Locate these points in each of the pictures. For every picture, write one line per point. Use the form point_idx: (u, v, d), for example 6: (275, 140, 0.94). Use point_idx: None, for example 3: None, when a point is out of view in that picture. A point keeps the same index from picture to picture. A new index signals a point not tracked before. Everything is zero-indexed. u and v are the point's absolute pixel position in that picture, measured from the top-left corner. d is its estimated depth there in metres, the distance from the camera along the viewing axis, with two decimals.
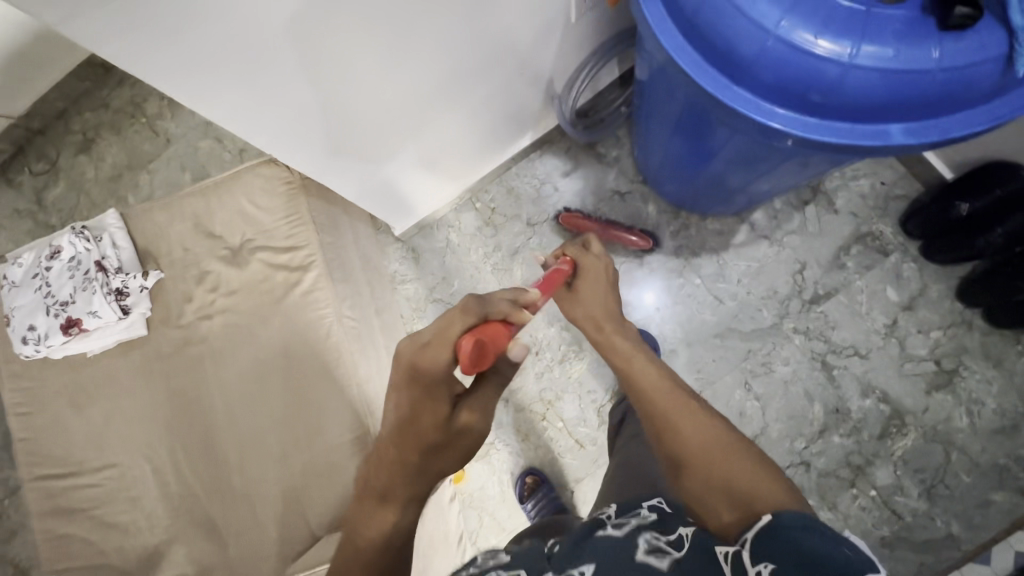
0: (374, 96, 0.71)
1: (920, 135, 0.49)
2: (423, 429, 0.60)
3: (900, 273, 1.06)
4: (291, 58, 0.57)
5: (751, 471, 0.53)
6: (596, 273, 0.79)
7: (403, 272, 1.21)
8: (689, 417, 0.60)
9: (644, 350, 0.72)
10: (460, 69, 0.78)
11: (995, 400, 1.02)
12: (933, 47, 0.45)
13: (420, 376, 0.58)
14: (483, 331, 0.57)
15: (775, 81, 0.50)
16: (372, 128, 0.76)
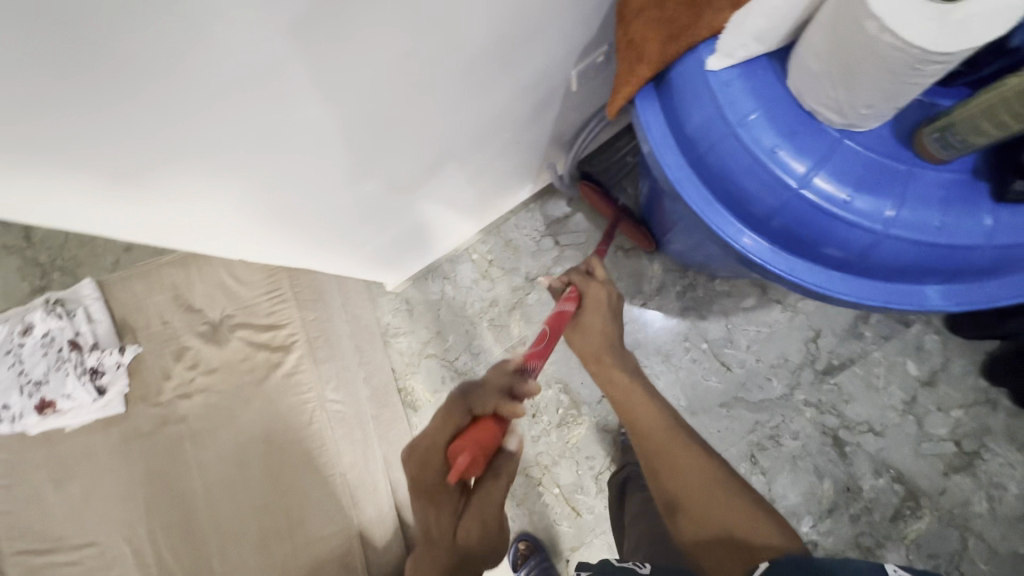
0: (356, 186, 0.65)
1: (961, 299, 0.43)
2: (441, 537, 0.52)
3: (921, 346, 1.00)
4: (264, 178, 0.52)
5: (752, 517, 0.58)
6: (598, 300, 0.76)
7: (395, 325, 1.17)
8: (683, 456, 0.64)
9: (640, 378, 0.74)
10: (449, 146, 0.72)
11: (1019, 485, 0.96)
12: (983, 216, 0.39)
13: (418, 485, 0.52)
14: (472, 436, 0.49)
15: (795, 234, 0.43)
16: (355, 210, 0.71)
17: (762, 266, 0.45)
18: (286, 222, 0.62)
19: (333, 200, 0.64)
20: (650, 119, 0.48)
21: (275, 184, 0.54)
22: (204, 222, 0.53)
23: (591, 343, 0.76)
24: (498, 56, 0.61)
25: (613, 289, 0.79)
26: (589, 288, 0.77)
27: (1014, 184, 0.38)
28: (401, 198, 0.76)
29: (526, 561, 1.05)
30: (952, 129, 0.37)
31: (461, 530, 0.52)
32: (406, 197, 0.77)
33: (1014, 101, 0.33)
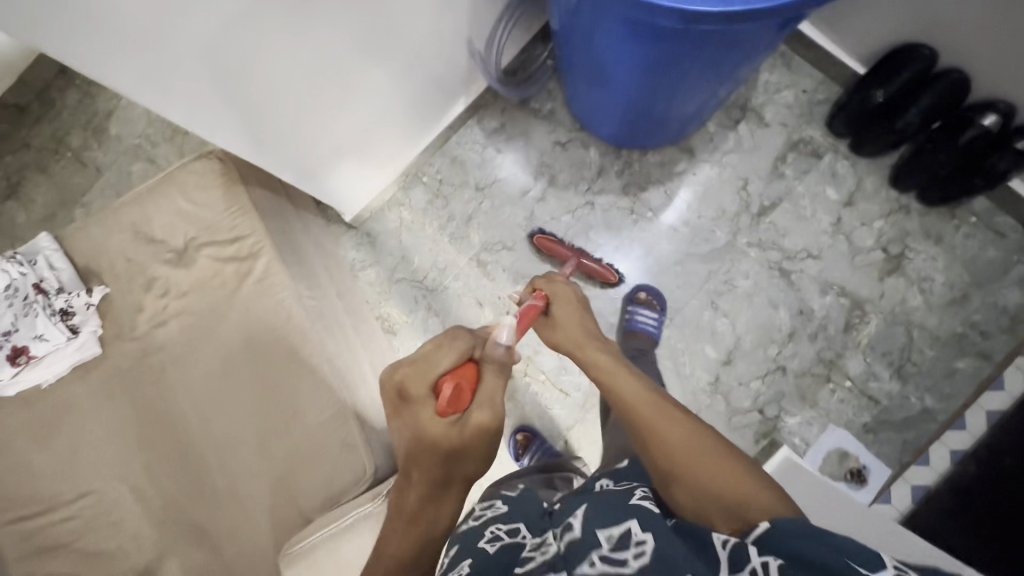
0: (302, 73, 0.75)
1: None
2: (432, 443, 0.58)
3: (835, 173, 1.11)
4: (218, 37, 0.62)
5: (745, 479, 0.53)
6: (566, 296, 0.82)
7: (361, 259, 1.21)
8: (667, 424, 0.60)
9: (625, 364, 0.72)
10: (380, 41, 0.82)
11: (943, 274, 1.07)
12: None
13: (404, 394, 0.60)
14: (457, 371, 0.60)
15: None
16: (309, 90, 0.78)
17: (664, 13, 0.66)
18: (245, 91, 0.70)
19: (284, 70, 0.72)
20: None
21: (228, 44, 0.64)
22: (168, 71, 0.61)
23: (563, 334, 0.78)
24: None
25: (576, 290, 0.87)
26: (555, 286, 0.83)
27: None
28: (347, 85, 0.83)
29: (527, 448, 1.09)
30: None
31: (456, 437, 0.58)
32: (353, 84, 0.84)
33: None
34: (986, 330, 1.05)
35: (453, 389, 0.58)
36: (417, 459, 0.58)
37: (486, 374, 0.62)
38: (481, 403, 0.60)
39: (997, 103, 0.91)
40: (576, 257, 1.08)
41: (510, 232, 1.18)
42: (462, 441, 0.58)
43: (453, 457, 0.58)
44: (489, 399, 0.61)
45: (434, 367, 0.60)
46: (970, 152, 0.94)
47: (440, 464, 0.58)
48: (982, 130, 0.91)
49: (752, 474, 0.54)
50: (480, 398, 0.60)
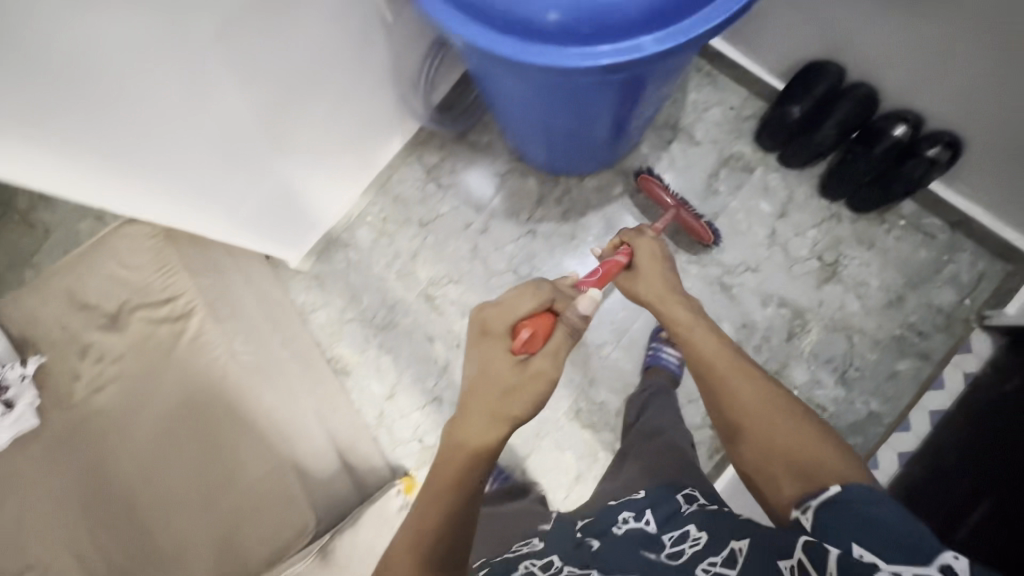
0: (220, 149, 0.79)
1: (668, 40, 0.54)
2: (502, 377, 0.64)
3: (767, 186, 1.13)
4: (115, 133, 0.65)
5: (820, 445, 0.59)
6: (651, 252, 0.88)
7: (311, 302, 1.21)
8: (749, 381, 0.68)
9: (704, 319, 0.79)
10: (294, 109, 0.86)
11: (878, 279, 1.09)
12: None
13: (483, 330, 0.67)
14: (535, 318, 0.67)
15: (516, 17, 0.54)
16: (228, 160, 0.81)
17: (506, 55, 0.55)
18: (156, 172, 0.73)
19: (196, 149, 0.75)
20: None
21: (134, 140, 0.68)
22: (68, 167, 0.65)
23: (645, 287, 0.86)
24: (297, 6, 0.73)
25: (661, 243, 0.92)
26: (641, 240, 0.90)
27: None
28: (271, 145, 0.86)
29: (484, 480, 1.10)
30: None
31: (519, 376, 0.63)
32: (277, 144, 0.87)
33: None
34: (923, 330, 1.07)
35: (529, 330, 0.65)
36: (483, 391, 0.63)
37: (557, 329, 0.67)
38: (546, 351, 0.65)
39: (907, 113, 0.93)
40: (678, 210, 1.04)
41: (456, 265, 1.19)
42: (526, 382, 0.64)
43: (508, 398, 0.63)
44: (554, 351, 0.66)
45: (518, 309, 0.67)
46: (885, 161, 0.97)
47: (501, 397, 0.63)
48: (893, 141, 0.93)
49: (831, 441, 0.60)
50: (546, 348, 0.65)
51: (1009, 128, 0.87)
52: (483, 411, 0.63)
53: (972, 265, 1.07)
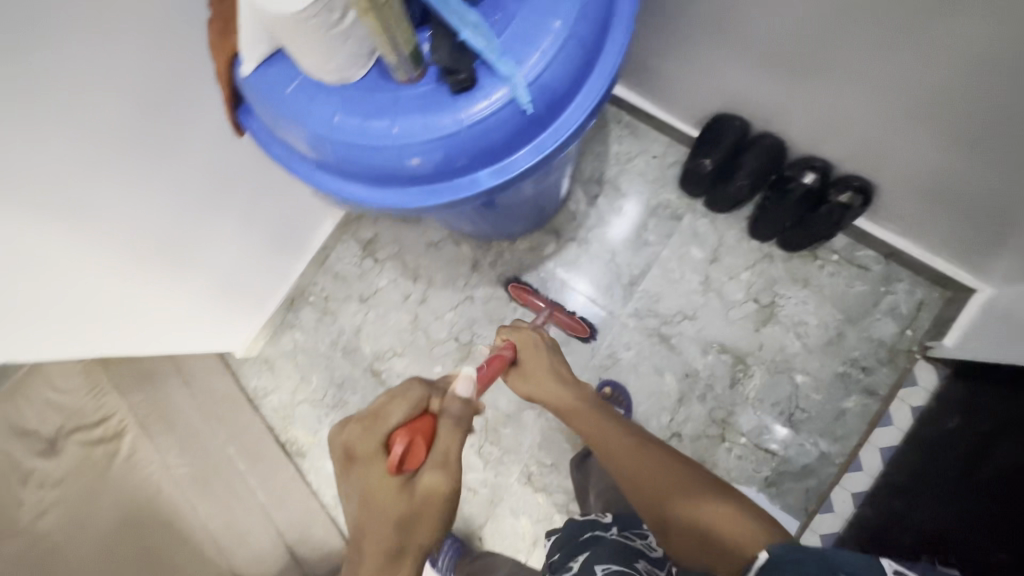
0: (128, 274, 0.85)
1: (501, 176, 0.54)
2: (385, 503, 0.57)
3: (696, 232, 1.13)
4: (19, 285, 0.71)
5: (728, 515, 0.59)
6: (530, 342, 0.88)
7: (262, 386, 1.23)
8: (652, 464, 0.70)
9: (604, 409, 0.81)
10: (203, 222, 0.93)
11: (816, 316, 1.08)
12: (455, 110, 0.49)
13: (354, 451, 0.59)
14: (410, 425, 0.59)
15: (348, 165, 0.55)
16: (141, 280, 0.88)
17: (349, 198, 0.57)
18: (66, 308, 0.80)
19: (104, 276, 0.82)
20: (250, 123, 0.58)
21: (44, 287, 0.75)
22: None
23: (541, 383, 0.85)
24: (171, 153, 0.81)
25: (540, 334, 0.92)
26: (517, 335, 0.89)
27: (453, 76, 0.48)
28: (182, 258, 0.92)
29: (439, 550, 1.07)
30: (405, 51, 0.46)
31: (406, 499, 0.57)
32: (189, 256, 0.93)
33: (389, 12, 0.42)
34: (866, 365, 1.06)
35: (406, 436, 0.58)
36: (371, 523, 0.57)
37: (441, 425, 0.62)
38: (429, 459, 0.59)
39: (814, 160, 0.93)
40: (551, 309, 1.09)
41: (398, 337, 1.20)
42: (415, 504, 0.57)
43: (404, 521, 0.57)
44: (444, 449, 0.61)
45: (385, 424, 0.60)
46: (802, 207, 0.96)
47: (388, 528, 0.56)
48: (805, 188, 0.93)
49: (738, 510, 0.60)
50: (431, 459, 0.59)
51: (913, 175, 0.85)
52: (374, 547, 0.56)
53: (909, 294, 1.05)
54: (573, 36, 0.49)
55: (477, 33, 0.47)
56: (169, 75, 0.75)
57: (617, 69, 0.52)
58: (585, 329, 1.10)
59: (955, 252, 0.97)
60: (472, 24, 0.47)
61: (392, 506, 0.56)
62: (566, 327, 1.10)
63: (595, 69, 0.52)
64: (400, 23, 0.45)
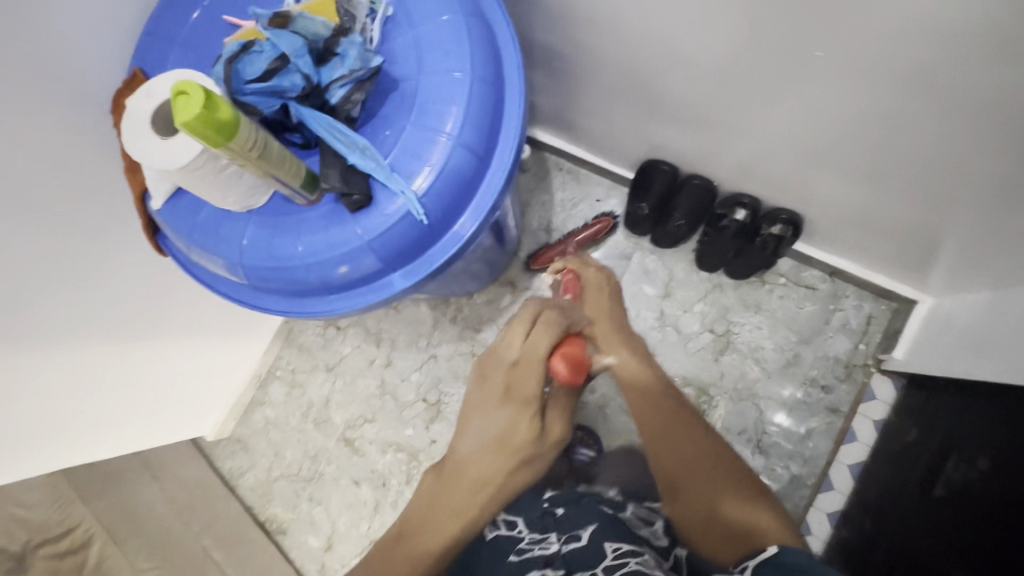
0: (85, 398, 0.85)
1: (412, 278, 0.56)
2: (519, 444, 0.63)
3: (646, 269, 1.15)
4: None
5: (752, 509, 0.62)
6: (597, 284, 0.88)
7: (238, 466, 1.23)
8: (682, 429, 0.70)
9: (642, 353, 0.80)
10: (155, 335, 0.92)
11: (771, 340, 1.10)
12: (353, 227, 0.51)
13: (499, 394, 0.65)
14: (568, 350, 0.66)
15: (265, 283, 0.56)
16: (99, 401, 0.88)
17: (272, 310, 0.59)
18: (24, 443, 0.80)
19: (62, 407, 0.82)
20: (170, 248, 0.60)
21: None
22: None
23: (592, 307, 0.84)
24: (109, 266, 0.82)
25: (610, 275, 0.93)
26: (586, 271, 0.90)
27: (349, 197, 0.50)
28: (139, 370, 0.92)
29: None
30: (296, 176, 0.47)
31: (536, 444, 0.64)
32: (145, 366, 0.93)
33: (274, 155, 0.44)
34: (826, 384, 1.07)
35: (565, 365, 0.65)
36: (496, 458, 0.63)
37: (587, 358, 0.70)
38: (555, 410, 0.66)
39: (742, 196, 0.96)
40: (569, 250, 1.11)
41: (368, 404, 1.21)
42: (538, 452, 0.65)
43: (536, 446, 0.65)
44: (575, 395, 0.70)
45: (533, 370, 0.64)
46: (740, 241, 0.99)
47: (510, 468, 0.63)
48: (736, 224, 0.96)
49: (765, 508, 0.62)
50: (557, 408, 0.67)
51: (837, 206, 0.87)
52: (490, 478, 0.63)
53: (858, 309, 1.07)
54: (461, 144, 0.52)
55: (365, 156, 0.50)
56: (92, 200, 0.76)
57: (512, 166, 0.55)
58: (603, 218, 1.13)
59: (892, 269, 0.99)
60: (358, 147, 0.49)
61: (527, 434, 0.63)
62: (594, 235, 1.13)
63: (490, 168, 0.55)
64: (290, 159, 0.46)
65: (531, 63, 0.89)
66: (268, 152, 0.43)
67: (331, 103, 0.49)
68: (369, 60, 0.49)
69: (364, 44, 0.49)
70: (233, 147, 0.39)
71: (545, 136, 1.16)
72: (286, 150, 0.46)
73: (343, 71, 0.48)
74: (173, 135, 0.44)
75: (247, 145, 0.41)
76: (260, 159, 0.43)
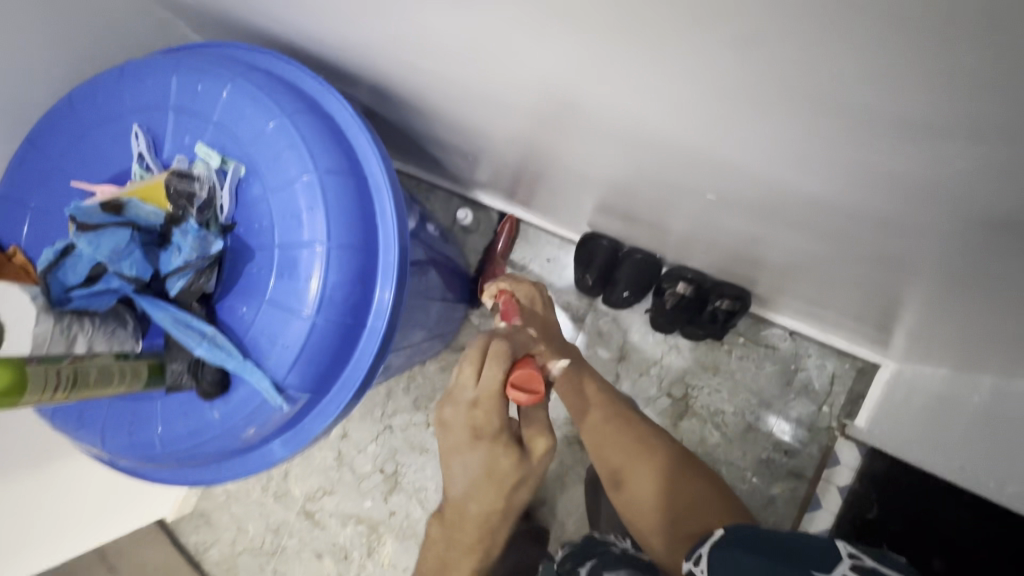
0: (12, 522, 0.83)
1: (290, 447, 0.53)
2: (506, 475, 0.55)
3: (600, 330, 1.11)
4: None
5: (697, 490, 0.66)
6: (531, 295, 0.85)
7: (202, 540, 1.22)
8: (623, 430, 0.74)
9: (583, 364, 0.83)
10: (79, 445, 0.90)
11: (730, 403, 1.06)
12: (212, 414, 0.48)
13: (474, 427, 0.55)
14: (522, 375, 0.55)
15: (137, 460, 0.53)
16: (28, 521, 0.86)
17: (154, 478, 0.56)
18: None
19: None
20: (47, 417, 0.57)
21: None
22: None
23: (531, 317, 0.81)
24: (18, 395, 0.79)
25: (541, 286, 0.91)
26: (519, 287, 0.86)
27: (200, 387, 0.47)
28: (68, 481, 0.90)
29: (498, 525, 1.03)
30: (133, 381, 0.44)
31: (525, 467, 0.56)
32: (74, 475, 0.91)
33: (96, 377, 0.41)
34: (789, 448, 1.03)
35: (525, 391, 0.55)
36: (487, 492, 0.55)
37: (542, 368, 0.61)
38: (533, 424, 0.59)
39: (687, 269, 0.91)
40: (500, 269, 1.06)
41: (326, 476, 1.19)
42: (531, 472, 0.57)
43: (526, 473, 0.57)
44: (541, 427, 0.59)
45: (495, 403, 0.55)
46: (687, 312, 0.94)
47: (506, 497, 0.56)
48: (677, 297, 0.91)
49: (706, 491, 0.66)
50: (533, 426, 0.59)
51: (785, 285, 0.81)
52: (490, 508, 0.57)
53: (821, 369, 1.02)
54: (323, 317, 0.48)
55: (212, 345, 0.46)
56: None
57: (388, 327, 0.52)
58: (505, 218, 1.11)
59: (853, 336, 0.93)
60: (203, 336, 0.46)
61: (510, 464, 0.55)
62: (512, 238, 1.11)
63: (366, 324, 0.52)
64: (120, 366, 0.43)
65: (449, 151, 0.83)
66: (85, 375, 0.40)
67: (171, 294, 0.45)
68: (210, 247, 0.46)
69: (201, 229, 0.46)
70: (36, 393, 0.37)
71: (488, 198, 1.11)
72: (112, 359, 0.42)
73: (179, 262, 0.45)
74: None
75: (57, 383, 0.38)
76: (79, 388, 0.40)
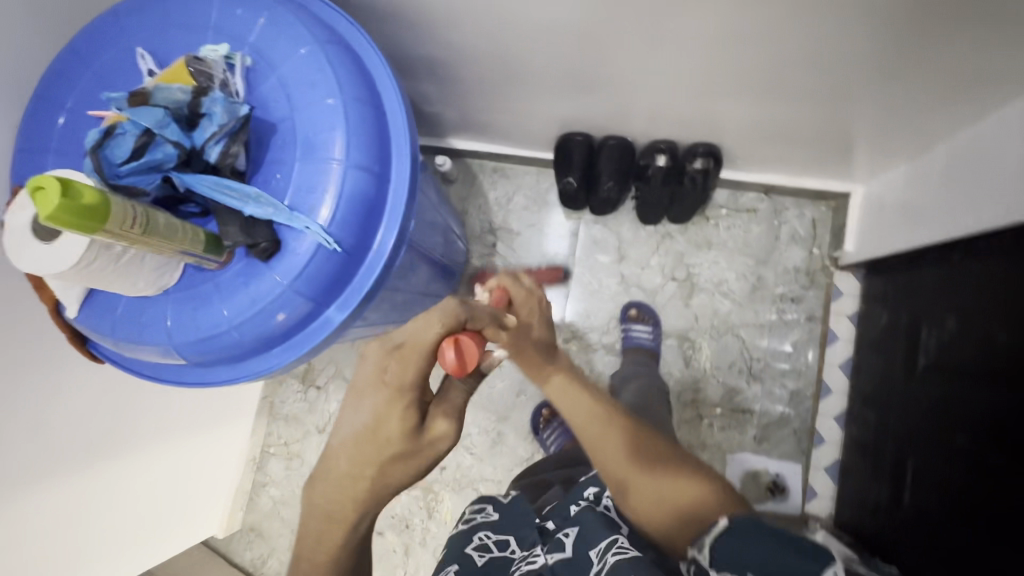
0: (58, 537, 0.81)
1: (346, 309, 0.56)
2: (390, 438, 0.55)
3: (595, 239, 1.16)
4: None
5: (707, 488, 0.55)
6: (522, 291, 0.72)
7: (259, 554, 1.19)
8: (618, 429, 0.60)
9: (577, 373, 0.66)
10: (115, 452, 0.88)
11: (731, 270, 1.12)
12: (271, 277, 0.51)
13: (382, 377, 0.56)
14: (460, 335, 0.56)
15: (205, 357, 0.55)
16: (73, 535, 0.83)
17: (222, 380, 0.58)
18: None
19: (34, 555, 0.77)
20: (103, 350, 0.59)
21: None
22: None
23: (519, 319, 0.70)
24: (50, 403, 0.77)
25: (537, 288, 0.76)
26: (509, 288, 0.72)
27: (257, 249, 0.50)
28: (108, 490, 0.88)
29: (549, 426, 1.10)
30: (192, 245, 0.47)
31: (412, 441, 0.56)
32: (113, 486, 0.89)
33: (164, 226, 0.45)
34: (795, 296, 1.10)
35: (456, 354, 0.55)
36: (364, 451, 0.55)
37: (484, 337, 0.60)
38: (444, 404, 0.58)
39: (659, 143, 0.97)
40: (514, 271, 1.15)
41: None
42: (420, 450, 0.57)
43: (406, 457, 0.56)
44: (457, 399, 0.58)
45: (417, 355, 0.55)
46: (670, 183, 1.00)
47: (382, 472, 0.55)
48: (662, 171, 0.97)
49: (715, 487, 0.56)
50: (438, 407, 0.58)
51: (748, 126, 0.87)
52: (360, 473, 0.55)
53: (801, 216, 1.10)
54: (352, 166, 0.53)
55: (259, 204, 0.49)
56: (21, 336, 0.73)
57: (410, 179, 0.56)
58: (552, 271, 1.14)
59: (820, 172, 1.01)
60: (249, 197, 0.49)
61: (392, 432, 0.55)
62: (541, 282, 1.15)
63: (377, 225, 0.56)
64: (180, 224, 0.46)
65: (418, 78, 0.88)
66: (153, 220, 0.44)
67: (211, 162, 0.49)
68: (237, 111, 0.50)
69: (227, 98, 0.50)
70: (119, 222, 0.41)
71: (461, 143, 1.16)
72: (173, 218, 0.46)
73: (213, 129, 0.49)
74: (53, 238, 0.43)
75: (134, 220, 0.42)
76: (150, 233, 0.44)
